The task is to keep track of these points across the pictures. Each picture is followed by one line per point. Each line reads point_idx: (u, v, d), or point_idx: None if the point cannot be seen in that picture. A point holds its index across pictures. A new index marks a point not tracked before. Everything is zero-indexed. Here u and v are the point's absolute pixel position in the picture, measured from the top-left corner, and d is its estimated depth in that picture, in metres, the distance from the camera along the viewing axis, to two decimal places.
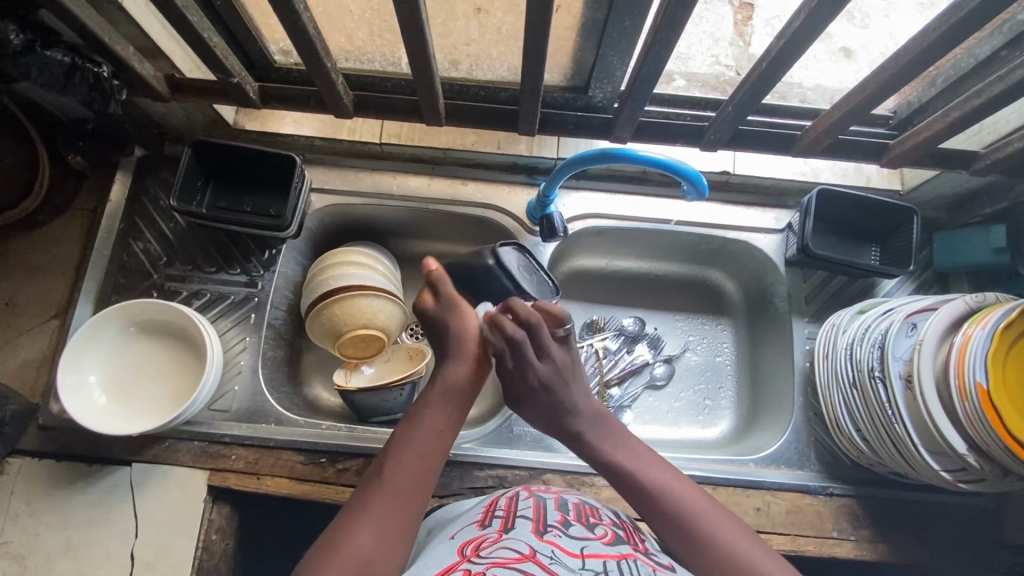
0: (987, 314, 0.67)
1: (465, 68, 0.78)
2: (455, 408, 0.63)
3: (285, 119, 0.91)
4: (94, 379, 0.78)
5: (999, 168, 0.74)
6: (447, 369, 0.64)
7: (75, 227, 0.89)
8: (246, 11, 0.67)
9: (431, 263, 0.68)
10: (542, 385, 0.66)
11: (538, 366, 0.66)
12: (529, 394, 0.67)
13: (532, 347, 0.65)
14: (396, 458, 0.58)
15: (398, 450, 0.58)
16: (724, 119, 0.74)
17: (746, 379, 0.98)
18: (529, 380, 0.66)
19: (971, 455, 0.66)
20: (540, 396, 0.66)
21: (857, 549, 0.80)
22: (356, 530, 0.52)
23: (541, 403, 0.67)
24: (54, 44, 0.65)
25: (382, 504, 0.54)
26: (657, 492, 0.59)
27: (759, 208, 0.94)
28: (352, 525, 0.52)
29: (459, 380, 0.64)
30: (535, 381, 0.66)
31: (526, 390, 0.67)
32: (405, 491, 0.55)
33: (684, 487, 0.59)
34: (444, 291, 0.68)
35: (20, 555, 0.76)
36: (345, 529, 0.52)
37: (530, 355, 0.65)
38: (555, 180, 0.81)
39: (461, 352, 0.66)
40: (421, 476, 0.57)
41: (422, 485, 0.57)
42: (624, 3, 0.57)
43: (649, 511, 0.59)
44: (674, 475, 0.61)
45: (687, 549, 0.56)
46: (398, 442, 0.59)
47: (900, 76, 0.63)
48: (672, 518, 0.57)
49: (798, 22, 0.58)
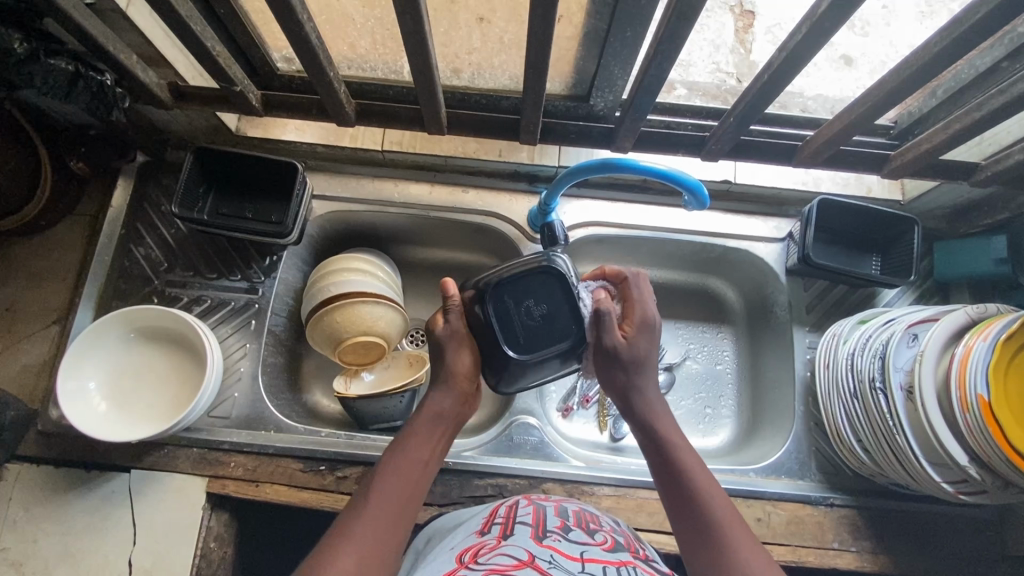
0: (988, 325, 0.67)
1: (467, 77, 0.78)
2: (440, 439, 0.64)
3: (287, 126, 0.91)
4: (94, 386, 0.78)
5: (999, 179, 0.74)
6: (431, 397, 0.66)
7: (76, 233, 0.89)
8: (250, 20, 0.67)
9: (449, 286, 0.68)
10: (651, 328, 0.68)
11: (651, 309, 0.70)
12: (637, 331, 0.68)
13: (642, 288, 0.71)
14: (381, 485, 0.58)
15: (383, 476, 0.59)
16: (726, 129, 0.74)
17: (746, 388, 0.98)
18: (643, 316, 0.68)
19: (972, 467, 0.66)
20: (645, 335, 0.68)
21: (858, 560, 0.79)
22: (339, 554, 0.51)
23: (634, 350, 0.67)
24: (57, 52, 0.65)
25: (365, 529, 0.54)
26: (687, 482, 0.60)
27: (759, 216, 0.94)
28: (335, 549, 0.52)
29: (445, 410, 0.65)
30: (646, 319, 0.69)
31: (636, 330, 0.68)
32: (389, 517, 0.56)
33: (714, 490, 0.59)
34: (456, 308, 0.69)
35: (17, 562, 0.75)
36: (328, 551, 0.52)
37: (639, 294, 0.70)
38: (556, 189, 0.82)
39: (447, 384, 0.67)
40: (405, 504, 0.58)
41: (404, 512, 0.57)
42: (627, 14, 0.58)
43: (677, 512, 0.59)
44: (712, 478, 0.61)
45: (697, 544, 0.56)
46: (384, 468, 0.60)
47: (902, 88, 0.63)
48: (693, 511, 0.58)
49: (799, 35, 0.58)
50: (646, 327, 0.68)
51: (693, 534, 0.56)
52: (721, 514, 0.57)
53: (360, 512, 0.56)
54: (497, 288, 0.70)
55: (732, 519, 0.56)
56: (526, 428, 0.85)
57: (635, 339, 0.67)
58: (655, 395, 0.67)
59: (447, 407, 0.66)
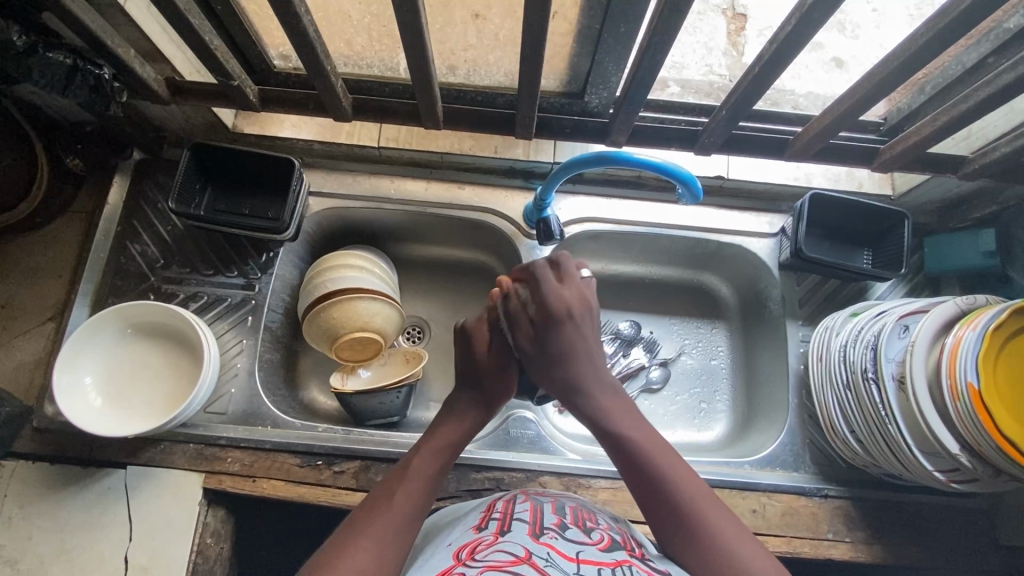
0: (977, 316, 0.68)
1: (463, 73, 0.78)
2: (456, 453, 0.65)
3: (284, 123, 0.92)
4: (90, 381, 0.78)
5: (987, 173, 0.76)
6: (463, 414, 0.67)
7: (72, 229, 0.89)
8: (247, 16, 0.68)
9: (504, 283, 0.71)
10: (562, 317, 0.67)
11: (558, 296, 0.68)
12: (546, 325, 0.67)
13: (555, 275, 0.70)
14: (408, 485, 0.59)
15: (412, 475, 0.60)
16: (718, 123, 0.75)
17: (741, 382, 0.99)
18: (555, 307, 0.67)
19: (964, 455, 0.67)
20: (560, 326, 0.67)
21: (852, 551, 0.80)
22: (364, 538, 0.53)
23: (558, 341, 0.66)
24: (55, 46, 0.65)
25: (388, 520, 0.55)
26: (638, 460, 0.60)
27: (753, 212, 0.95)
28: (358, 535, 0.54)
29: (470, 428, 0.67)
30: (560, 306, 0.67)
31: (542, 321, 0.67)
32: (406, 518, 0.56)
33: (671, 462, 0.60)
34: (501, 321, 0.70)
35: (11, 559, 0.75)
36: (348, 539, 0.54)
37: (550, 279, 0.69)
38: (551, 185, 0.82)
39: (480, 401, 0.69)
40: (419, 510, 0.58)
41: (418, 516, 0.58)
42: (620, 10, 0.59)
43: (645, 491, 0.59)
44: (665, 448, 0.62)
45: (676, 532, 0.56)
46: (412, 469, 0.61)
47: (888, 82, 0.65)
48: (661, 497, 0.58)
49: (788, 27, 0.59)
50: (565, 315, 0.67)
51: (655, 511, 0.58)
52: (667, 469, 0.59)
53: (382, 504, 0.57)
54: None
55: (694, 491, 0.58)
56: (523, 421, 0.85)
57: (554, 326, 0.67)
58: (601, 386, 0.66)
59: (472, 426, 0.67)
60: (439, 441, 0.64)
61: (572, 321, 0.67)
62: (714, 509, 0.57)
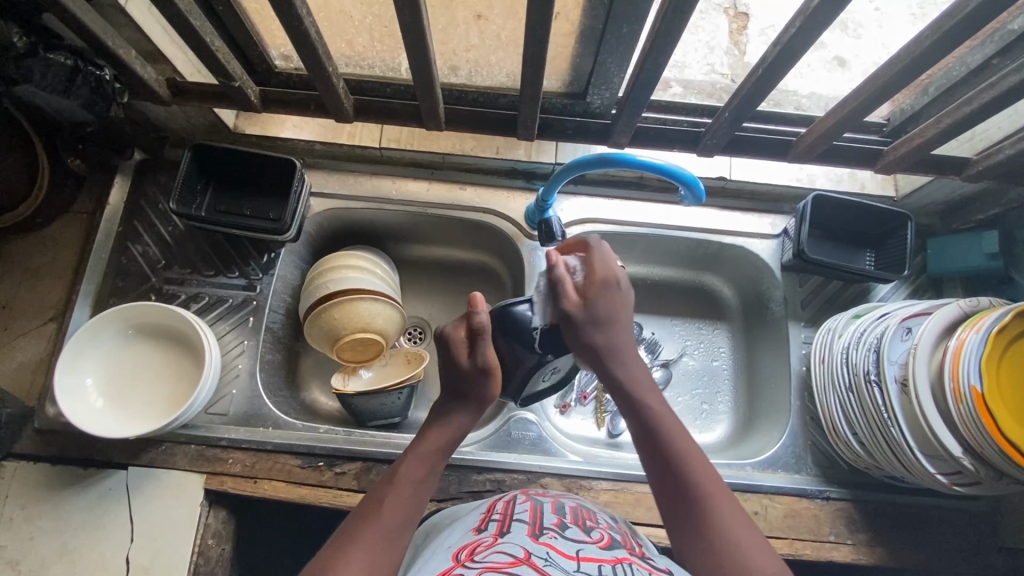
0: (981, 318, 0.68)
1: (465, 74, 0.78)
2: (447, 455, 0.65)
3: (286, 123, 0.92)
4: (91, 382, 0.78)
5: (990, 174, 0.75)
6: (452, 415, 0.66)
7: (73, 230, 0.89)
8: (248, 16, 0.68)
9: (478, 302, 0.64)
10: (611, 288, 0.67)
11: (608, 270, 0.68)
12: (595, 291, 0.66)
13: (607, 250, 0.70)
14: (397, 493, 0.59)
15: (401, 482, 0.60)
16: (721, 125, 0.75)
17: (743, 383, 0.98)
18: (604, 276, 0.67)
19: (966, 458, 0.67)
20: (605, 294, 0.66)
21: (854, 553, 0.80)
22: (355, 545, 0.53)
23: (601, 312, 0.66)
24: (56, 47, 0.65)
25: (380, 527, 0.55)
26: (659, 444, 0.61)
27: (755, 213, 0.94)
28: (350, 542, 0.54)
29: (462, 429, 0.66)
30: (609, 279, 0.67)
31: (590, 289, 0.67)
32: (398, 523, 0.56)
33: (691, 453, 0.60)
34: (480, 332, 0.64)
35: (13, 560, 0.75)
36: (340, 547, 0.53)
37: (602, 254, 0.69)
38: (553, 186, 0.82)
39: (467, 406, 0.66)
40: (412, 513, 0.58)
41: (411, 520, 0.58)
42: (622, 11, 0.58)
43: (673, 495, 0.58)
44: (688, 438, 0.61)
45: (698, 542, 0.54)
46: (402, 475, 0.60)
47: (892, 84, 0.64)
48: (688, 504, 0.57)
49: (792, 30, 0.59)
50: (606, 285, 0.67)
51: (669, 496, 0.58)
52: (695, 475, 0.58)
53: (373, 512, 0.57)
54: (509, 322, 0.69)
55: (722, 499, 0.56)
56: (524, 423, 0.85)
57: (602, 295, 0.66)
58: (632, 369, 0.66)
59: (464, 427, 0.66)
60: (430, 443, 0.64)
61: (616, 296, 0.67)
62: (729, 508, 0.56)
